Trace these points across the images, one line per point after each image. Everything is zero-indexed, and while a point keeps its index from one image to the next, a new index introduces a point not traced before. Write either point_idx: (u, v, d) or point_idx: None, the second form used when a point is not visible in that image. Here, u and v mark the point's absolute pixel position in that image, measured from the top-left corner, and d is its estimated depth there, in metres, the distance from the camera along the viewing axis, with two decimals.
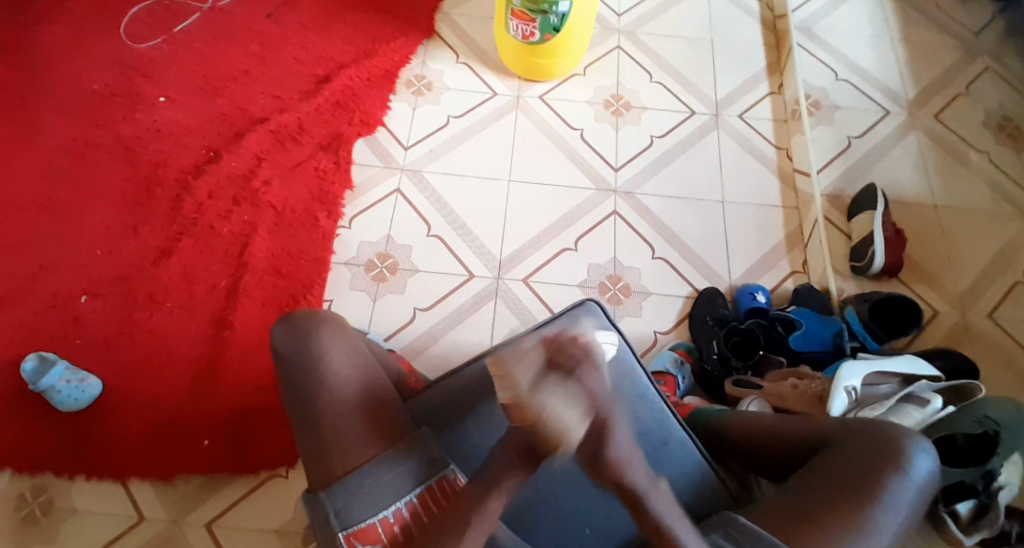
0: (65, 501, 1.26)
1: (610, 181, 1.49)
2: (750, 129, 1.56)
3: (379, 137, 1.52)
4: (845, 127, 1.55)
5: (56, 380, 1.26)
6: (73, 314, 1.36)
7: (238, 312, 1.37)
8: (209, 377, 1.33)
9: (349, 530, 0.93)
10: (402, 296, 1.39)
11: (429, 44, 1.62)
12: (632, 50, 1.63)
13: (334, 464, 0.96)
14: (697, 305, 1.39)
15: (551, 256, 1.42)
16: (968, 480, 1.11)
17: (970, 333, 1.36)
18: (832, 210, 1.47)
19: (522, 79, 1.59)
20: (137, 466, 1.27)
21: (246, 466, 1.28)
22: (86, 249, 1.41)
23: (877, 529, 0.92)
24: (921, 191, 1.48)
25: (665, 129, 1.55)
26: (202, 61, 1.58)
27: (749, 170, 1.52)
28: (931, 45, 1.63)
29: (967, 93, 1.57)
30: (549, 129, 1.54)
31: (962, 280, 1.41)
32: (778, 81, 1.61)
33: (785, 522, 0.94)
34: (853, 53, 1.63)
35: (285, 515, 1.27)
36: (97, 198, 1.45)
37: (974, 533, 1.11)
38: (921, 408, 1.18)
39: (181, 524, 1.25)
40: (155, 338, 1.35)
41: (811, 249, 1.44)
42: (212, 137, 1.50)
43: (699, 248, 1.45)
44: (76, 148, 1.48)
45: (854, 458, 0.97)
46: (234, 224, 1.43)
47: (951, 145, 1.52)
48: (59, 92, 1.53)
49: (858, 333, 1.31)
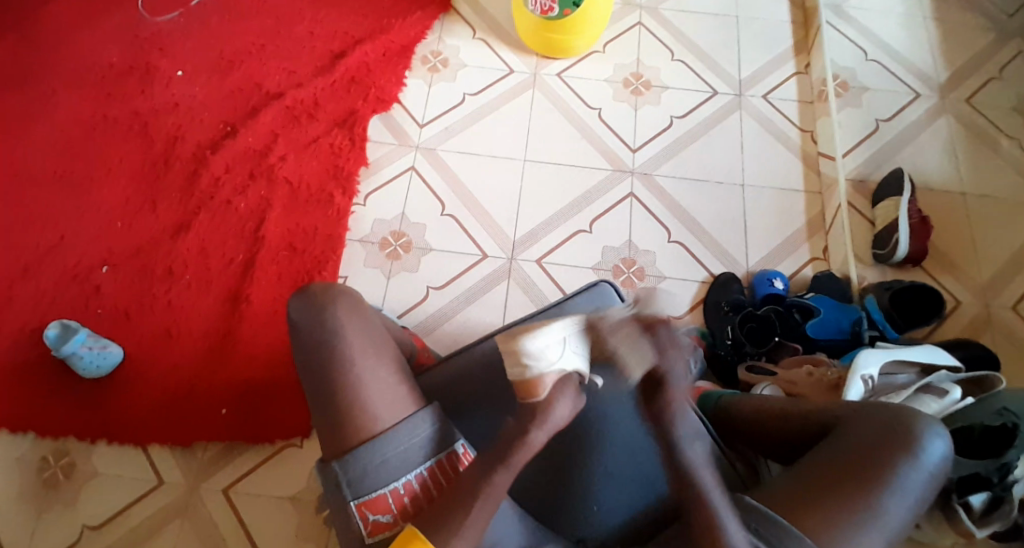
0: (86, 464, 1.30)
1: (627, 162, 1.47)
2: (773, 111, 1.52)
3: (394, 114, 1.51)
4: (873, 109, 1.50)
5: (78, 347, 1.28)
6: (93, 285, 1.38)
7: (252, 287, 1.38)
8: (224, 350, 1.35)
9: (360, 499, 0.95)
10: (415, 274, 1.39)
11: (446, 20, 1.60)
12: (653, 27, 1.59)
13: (349, 435, 0.96)
14: (712, 290, 1.38)
15: (565, 238, 1.41)
16: (982, 472, 1.11)
17: (993, 324, 1.33)
18: (856, 196, 1.43)
19: (540, 57, 1.56)
20: (155, 434, 1.30)
21: (262, 435, 1.30)
22: (106, 222, 1.43)
23: (888, 512, 0.91)
24: (949, 177, 1.43)
25: (685, 109, 1.51)
26: (220, 36, 1.57)
27: (771, 153, 1.48)
28: (966, 24, 1.57)
29: (1001, 75, 1.51)
30: (566, 108, 1.51)
31: (988, 269, 1.37)
32: (804, 61, 1.57)
33: (792, 503, 0.93)
34: (883, 33, 1.57)
35: (299, 483, 1.29)
36: (117, 171, 1.46)
37: (985, 526, 1.12)
38: (940, 399, 1.17)
39: (198, 490, 1.28)
40: (172, 311, 1.37)
41: (832, 236, 1.41)
42: (229, 112, 1.50)
43: (716, 232, 1.42)
44: (96, 121, 1.50)
45: (865, 438, 0.96)
46: (250, 199, 1.44)
47: (982, 129, 1.47)
48: (80, 66, 1.54)
49: (877, 322, 1.28)
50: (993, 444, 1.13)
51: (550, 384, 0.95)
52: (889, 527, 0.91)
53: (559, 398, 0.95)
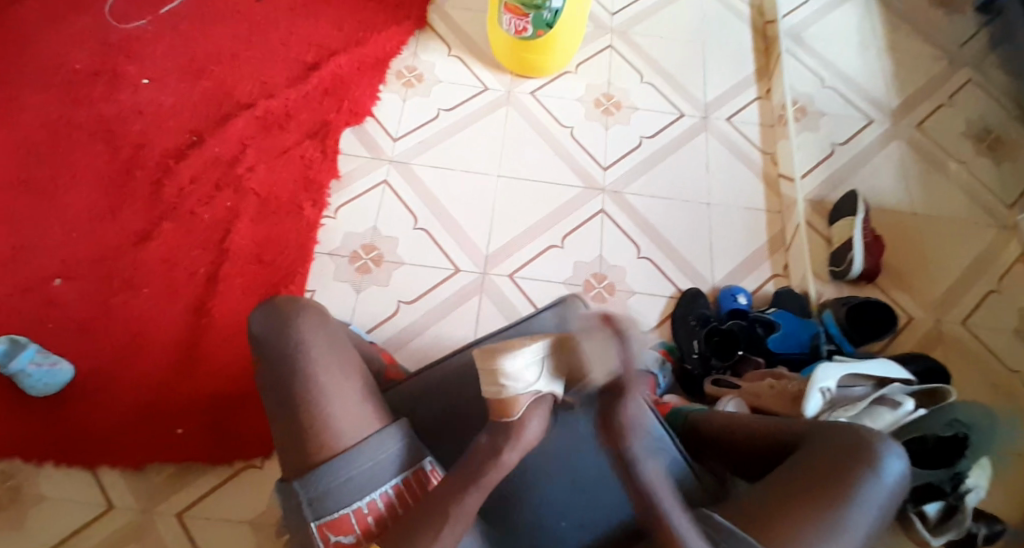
0: (34, 487, 1.24)
1: (599, 179, 1.50)
2: (737, 133, 1.57)
3: (367, 127, 1.51)
4: (830, 134, 1.57)
5: (26, 364, 1.23)
6: (48, 297, 1.33)
7: (219, 300, 1.35)
8: (188, 363, 1.31)
9: (321, 519, 0.94)
10: (386, 288, 1.38)
11: (421, 35, 1.61)
12: (625, 50, 1.63)
13: (311, 451, 0.95)
14: (679, 305, 1.41)
15: (537, 253, 1.42)
16: (935, 481, 1.18)
17: (944, 338, 1.39)
18: (815, 216, 1.49)
19: (513, 75, 1.58)
20: (110, 452, 1.25)
21: (220, 457, 1.26)
22: (61, 230, 1.38)
23: (847, 528, 0.94)
24: (901, 199, 1.51)
25: (654, 129, 1.55)
26: (188, 44, 1.55)
27: (734, 173, 1.53)
28: (915, 55, 1.66)
29: (950, 102, 1.60)
30: (539, 125, 1.54)
31: (938, 287, 1.44)
32: (767, 86, 1.63)
33: (760, 521, 0.95)
34: (840, 61, 1.65)
35: (258, 506, 1.25)
36: (75, 179, 1.41)
37: (940, 534, 1.17)
38: (893, 411, 1.21)
39: (151, 514, 1.24)
40: (133, 324, 1.33)
41: (792, 253, 1.46)
42: (196, 121, 1.48)
43: (683, 249, 1.46)
44: (54, 126, 1.45)
45: (824, 458, 0.99)
46: (216, 210, 1.41)
47: (931, 155, 1.55)
48: (39, 71, 1.49)
49: (835, 337, 1.33)
50: (945, 452, 1.21)
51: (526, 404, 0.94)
52: (847, 543, 0.94)
53: (533, 416, 0.95)
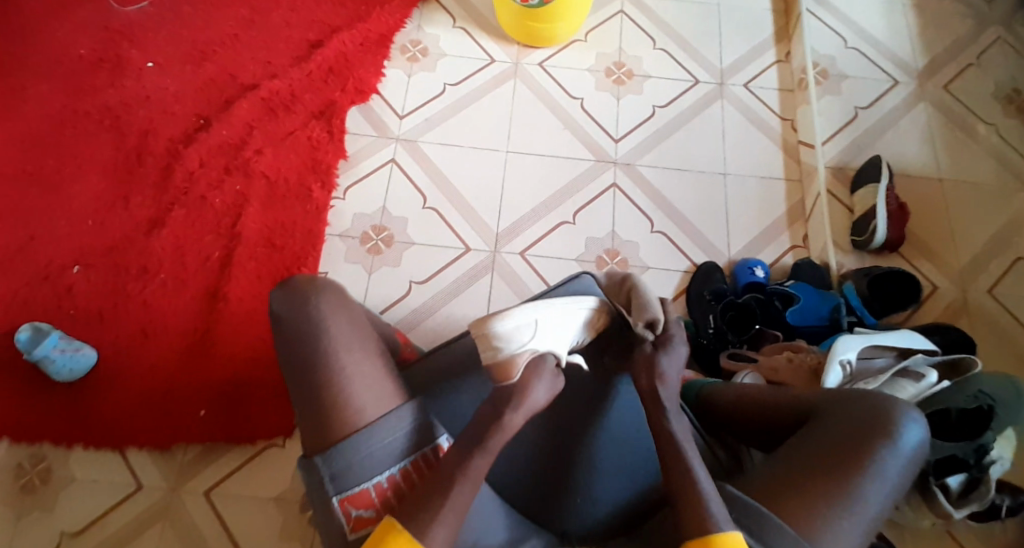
0: (64, 469, 1.27)
1: (610, 152, 1.46)
2: (754, 99, 1.52)
3: (373, 105, 1.49)
4: (853, 97, 1.50)
5: (50, 350, 1.25)
6: (66, 286, 1.35)
7: (232, 285, 1.35)
8: (205, 348, 1.33)
9: (343, 494, 0.94)
10: (397, 269, 1.38)
11: (425, 8, 1.57)
12: (636, 16, 1.58)
13: (333, 427, 0.96)
14: (694, 280, 1.38)
15: (548, 230, 1.40)
16: (960, 453, 1.14)
17: (969, 308, 1.35)
18: (836, 183, 1.44)
19: (521, 46, 1.54)
20: (132, 436, 1.28)
21: (243, 435, 1.29)
22: (76, 220, 1.39)
23: (864, 500, 0.93)
24: (927, 164, 1.45)
25: (667, 98, 1.51)
26: (191, 26, 1.53)
27: (752, 141, 1.48)
28: (944, 10, 1.58)
29: (978, 63, 1.52)
30: (549, 98, 1.50)
31: (965, 255, 1.39)
32: (786, 49, 1.56)
33: (777, 492, 0.94)
34: (863, 20, 1.58)
35: (282, 483, 1.28)
36: (86, 167, 1.42)
37: (963, 506, 1.17)
38: (916, 383, 1.18)
39: (179, 493, 1.26)
40: (148, 311, 1.34)
41: (812, 223, 1.42)
42: (202, 105, 1.47)
43: (698, 222, 1.43)
44: (63, 115, 1.45)
45: (842, 428, 0.97)
46: (226, 194, 1.41)
47: (959, 117, 1.48)
48: (46, 59, 1.49)
49: (856, 308, 1.30)
50: (967, 426, 1.17)
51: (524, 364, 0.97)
52: (865, 513, 0.92)
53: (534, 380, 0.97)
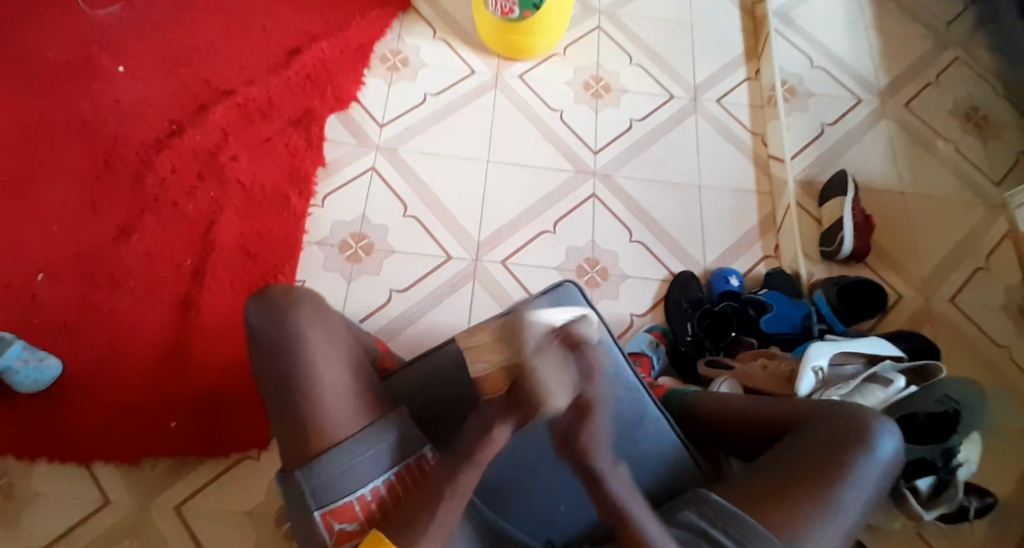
0: (25, 485, 1.21)
1: (588, 164, 1.49)
2: (726, 115, 1.56)
3: (353, 113, 1.48)
4: (819, 114, 1.57)
5: (12, 361, 1.20)
6: (30, 294, 1.30)
7: (207, 292, 1.32)
8: (178, 357, 1.29)
9: (325, 509, 0.92)
10: (377, 277, 1.37)
11: (406, 18, 1.58)
12: (613, 32, 1.62)
13: (312, 442, 0.94)
14: (671, 288, 1.40)
15: (529, 239, 1.41)
16: (928, 457, 1.18)
17: (933, 315, 1.40)
18: (805, 197, 1.49)
19: (501, 58, 1.56)
20: (99, 450, 1.23)
21: (216, 448, 1.25)
22: (42, 225, 1.34)
23: (842, 508, 0.95)
24: (890, 178, 1.51)
25: (643, 112, 1.54)
26: (166, 31, 1.51)
27: (723, 155, 1.53)
28: (902, 33, 1.66)
29: (938, 81, 1.60)
30: (528, 110, 1.52)
31: (927, 265, 1.45)
32: (755, 67, 1.62)
33: (758, 500, 0.96)
34: (827, 41, 1.65)
35: (257, 497, 1.24)
36: (53, 172, 1.38)
37: (933, 508, 1.19)
38: (885, 388, 1.21)
39: (148, 508, 1.22)
40: (117, 319, 1.30)
41: (783, 234, 1.46)
42: (177, 110, 1.44)
43: (674, 232, 1.45)
44: (30, 119, 1.41)
45: (822, 440, 0.99)
46: (200, 201, 1.38)
47: (919, 134, 1.55)
48: (13, 61, 1.46)
49: (825, 316, 1.34)
50: (937, 429, 1.21)
51: (513, 376, 0.96)
52: (843, 523, 0.94)
53: None
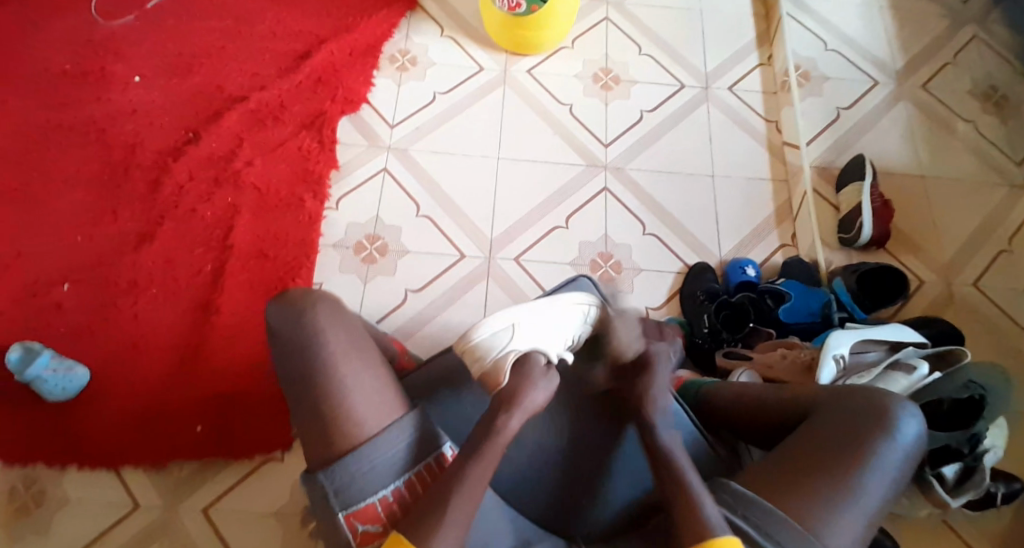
0: (57, 490, 1.25)
1: (601, 156, 1.48)
2: (739, 102, 1.54)
3: (363, 114, 1.49)
4: (835, 98, 1.54)
5: (41, 370, 1.23)
6: (55, 303, 1.33)
7: (225, 297, 1.34)
8: (199, 362, 1.31)
9: (348, 510, 0.93)
10: (392, 277, 1.38)
11: (413, 17, 1.58)
12: (621, 22, 1.60)
13: (333, 441, 0.95)
14: (687, 280, 1.39)
15: (542, 235, 1.41)
16: (953, 443, 1.15)
17: (956, 299, 1.38)
18: (821, 182, 1.47)
19: (509, 54, 1.56)
20: (127, 455, 1.26)
21: (240, 451, 1.27)
22: (64, 236, 1.37)
23: (865, 493, 0.93)
24: (909, 160, 1.48)
25: (654, 103, 1.53)
26: (178, 39, 1.53)
27: (738, 143, 1.51)
28: (919, 11, 1.62)
29: (955, 61, 1.57)
30: (538, 105, 1.51)
31: (949, 248, 1.42)
32: (768, 52, 1.60)
33: (780, 488, 0.94)
34: (842, 23, 1.62)
35: (282, 497, 1.26)
36: (73, 183, 1.41)
37: (960, 494, 1.16)
38: (908, 375, 1.19)
39: (177, 510, 1.24)
40: (140, 326, 1.33)
41: (800, 222, 1.44)
42: (190, 117, 1.46)
43: (689, 223, 1.44)
44: (49, 130, 1.44)
45: (840, 424, 0.98)
46: (217, 207, 1.40)
47: (939, 114, 1.52)
48: (31, 74, 1.48)
49: (846, 304, 1.32)
50: (960, 416, 1.17)
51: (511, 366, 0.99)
52: (867, 507, 0.93)
53: (529, 386, 0.96)
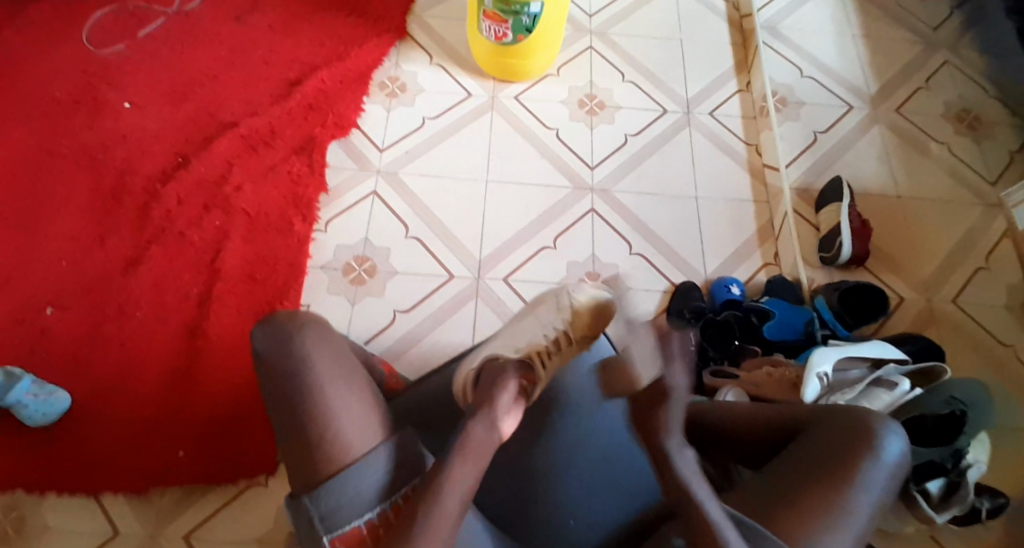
0: (37, 518, 1.22)
1: (586, 179, 1.51)
2: (720, 127, 1.59)
3: (353, 139, 1.51)
4: (812, 122, 1.59)
5: (22, 395, 1.21)
6: (41, 327, 1.32)
7: (214, 320, 1.34)
8: (185, 387, 1.30)
9: (333, 534, 0.92)
10: (381, 298, 1.38)
11: (402, 46, 1.62)
12: (605, 50, 1.65)
13: (322, 465, 0.94)
14: (674, 299, 1.41)
15: (530, 255, 1.43)
16: (937, 459, 1.17)
17: (936, 316, 1.41)
18: (801, 204, 1.51)
19: (496, 80, 1.59)
20: (110, 481, 1.24)
21: (223, 476, 1.26)
22: (51, 260, 1.37)
23: (851, 511, 0.94)
24: (885, 182, 1.53)
25: (638, 127, 1.57)
26: (170, 67, 1.55)
27: (719, 167, 1.55)
28: (890, 40, 1.69)
29: (927, 86, 1.63)
30: (526, 129, 1.54)
31: (927, 267, 1.45)
32: (746, 79, 1.65)
33: (769, 509, 0.95)
34: (817, 51, 1.67)
35: (266, 523, 1.24)
36: (62, 208, 1.41)
37: (946, 510, 1.18)
38: (890, 391, 1.21)
39: (158, 539, 1.22)
40: (127, 350, 1.32)
41: (781, 241, 1.47)
42: (180, 143, 1.48)
43: (673, 244, 1.47)
44: (38, 157, 1.45)
45: (825, 444, 0.99)
46: (206, 230, 1.41)
47: (912, 138, 1.57)
48: (22, 101, 1.50)
49: (828, 322, 1.34)
50: (944, 430, 1.19)
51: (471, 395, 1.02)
52: (853, 525, 0.94)
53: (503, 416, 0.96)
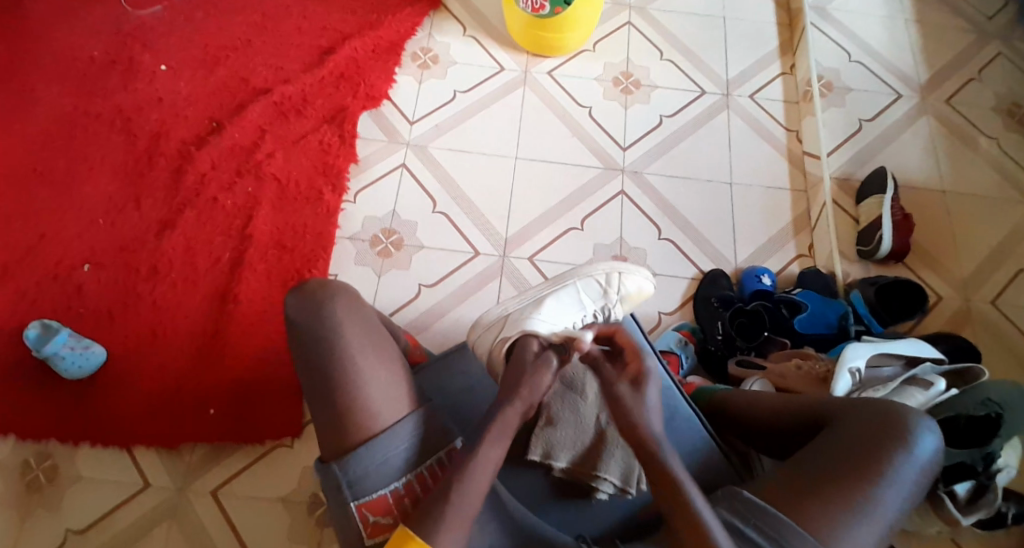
0: (70, 468, 1.26)
1: (618, 160, 1.48)
2: (760, 110, 1.54)
3: (383, 110, 1.51)
4: (856, 109, 1.53)
5: (59, 348, 1.25)
6: (76, 284, 1.35)
7: (243, 286, 1.36)
8: (214, 350, 1.32)
9: (360, 500, 0.94)
10: (407, 272, 1.38)
11: (436, 17, 1.60)
12: (643, 27, 1.61)
13: (348, 432, 0.95)
14: (701, 286, 1.39)
15: (555, 236, 1.41)
16: (968, 461, 1.12)
17: (973, 316, 1.36)
18: (840, 193, 1.45)
19: (530, 55, 1.57)
20: (142, 435, 1.27)
21: (252, 436, 1.28)
22: (87, 220, 1.39)
23: (879, 505, 0.92)
24: (930, 175, 1.47)
25: (674, 108, 1.53)
26: (205, 31, 1.55)
27: (757, 152, 1.50)
28: (943, 26, 1.61)
29: (980, 77, 1.55)
30: (558, 107, 1.52)
31: (968, 265, 1.40)
32: (790, 62, 1.59)
33: (792, 498, 0.93)
34: (865, 35, 1.61)
35: (290, 484, 1.27)
36: (98, 168, 1.43)
37: (971, 513, 1.12)
38: (925, 391, 1.15)
39: (186, 493, 1.25)
40: (159, 311, 1.34)
41: (817, 233, 1.43)
42: (214, 108, 1.48)
43: (706, 231, 1.44)
44: (76, 116, 1.47)
45: (854, 436, 0.96)
46: (237, 196, 1.42)
47: (961, 130, 1.51)
48: (62, 61, 1.51)
49: (862, 316, 1.30)
50: (977, 432, 1.14)
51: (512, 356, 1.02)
52: (880, 520, 0.92)
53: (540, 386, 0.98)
